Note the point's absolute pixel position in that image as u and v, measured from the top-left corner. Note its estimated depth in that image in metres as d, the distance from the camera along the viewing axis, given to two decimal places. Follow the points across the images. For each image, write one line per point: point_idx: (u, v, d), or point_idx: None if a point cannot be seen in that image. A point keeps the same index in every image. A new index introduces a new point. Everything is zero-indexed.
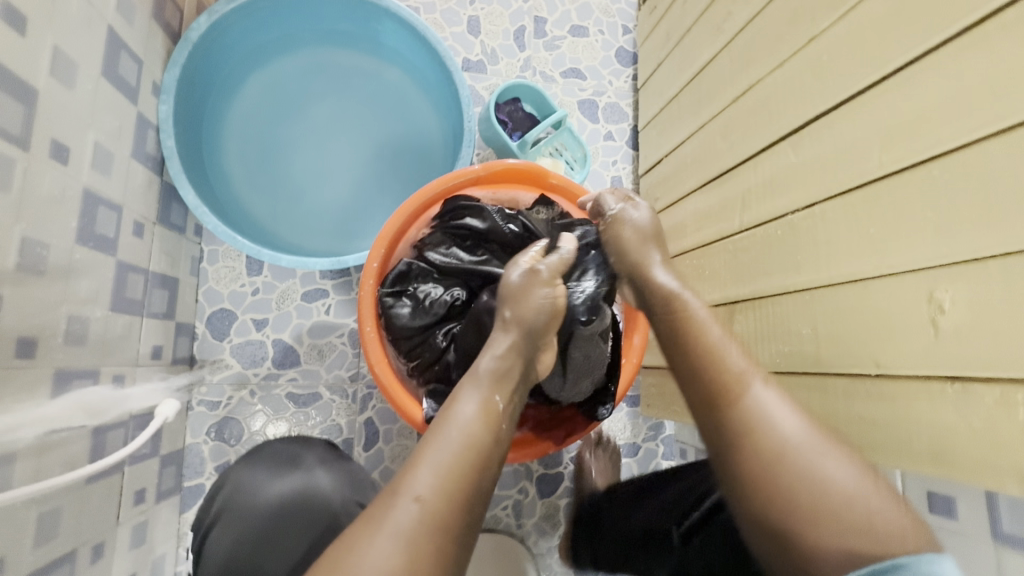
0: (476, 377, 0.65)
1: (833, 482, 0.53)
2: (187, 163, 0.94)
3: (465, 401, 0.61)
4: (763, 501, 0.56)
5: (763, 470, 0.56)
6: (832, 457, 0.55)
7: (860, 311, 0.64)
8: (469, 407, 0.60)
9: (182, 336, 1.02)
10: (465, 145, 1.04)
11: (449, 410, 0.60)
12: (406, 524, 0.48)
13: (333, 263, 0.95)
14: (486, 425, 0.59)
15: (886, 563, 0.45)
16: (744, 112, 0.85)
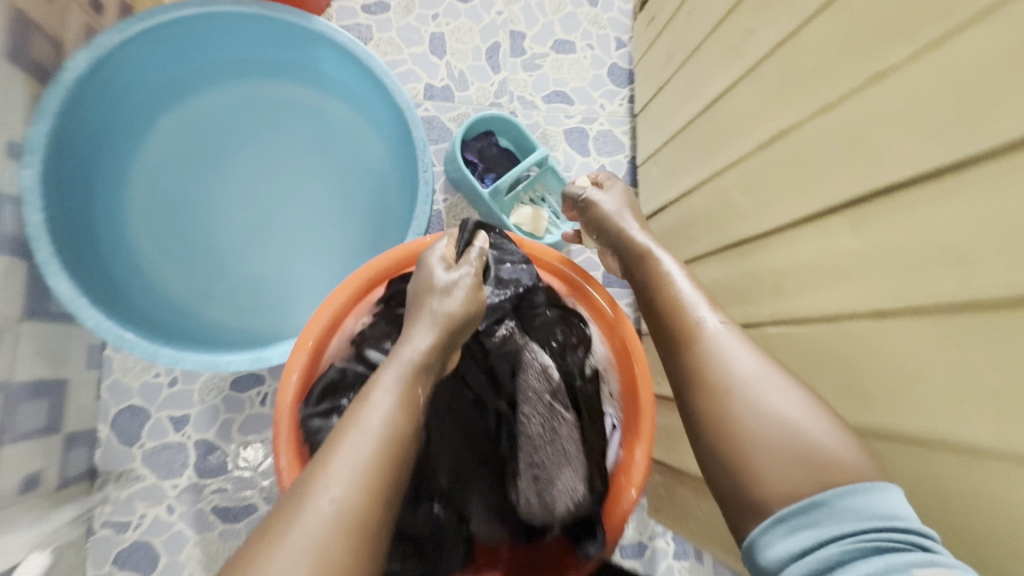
0: (391, 363, 0.51)
1: (784, 415, 0.45)
2: (64, 240, 0.75)
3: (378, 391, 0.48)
4: (726, 470, 0.46)
5: (712, 408, 0.48)
6: (789, 390, 0.47)
7: (969, 497, 0.42)
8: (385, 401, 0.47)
9: (77, 448, 0.83)
10: (420, 200, 0.83)
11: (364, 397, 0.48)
12: (318, 530, 0.39)
13: (253, 361, 0.75)
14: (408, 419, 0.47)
15: (822, 497, 0.41)
16: (774, 164, 0.65)
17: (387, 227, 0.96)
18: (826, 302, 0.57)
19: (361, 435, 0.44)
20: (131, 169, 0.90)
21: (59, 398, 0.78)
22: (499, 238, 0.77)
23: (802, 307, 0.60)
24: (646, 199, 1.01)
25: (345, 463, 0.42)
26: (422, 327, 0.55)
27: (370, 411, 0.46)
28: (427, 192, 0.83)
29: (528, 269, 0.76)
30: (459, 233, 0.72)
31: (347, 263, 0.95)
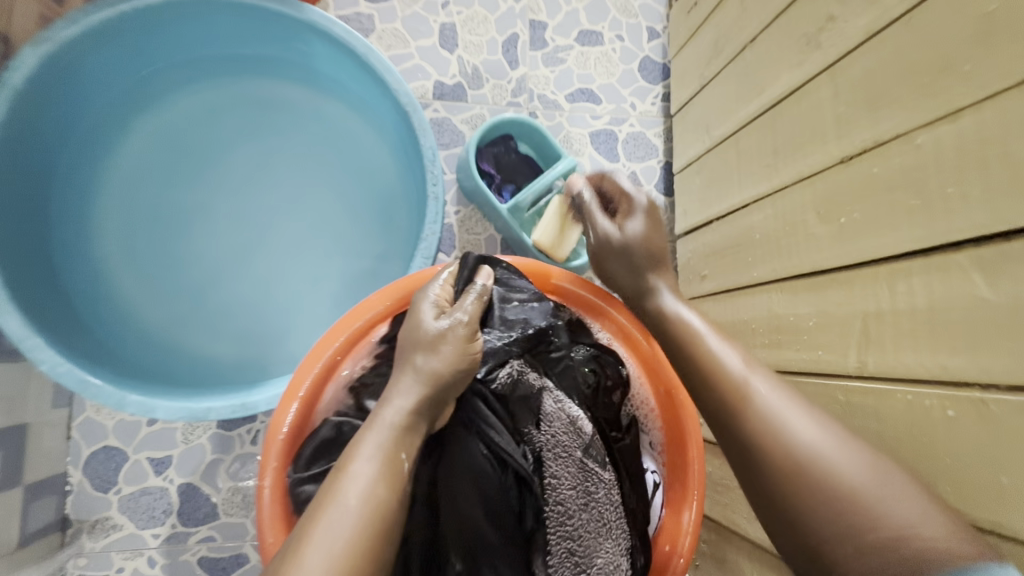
0: (372, 426, 0.47)
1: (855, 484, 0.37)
2: (19, 270, 0.65)
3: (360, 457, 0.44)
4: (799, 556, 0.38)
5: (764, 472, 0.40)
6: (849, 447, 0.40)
7: None
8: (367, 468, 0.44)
9: (45, 497, 0.73)
10: (429, 219, 0.72)
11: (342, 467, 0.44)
12: None
13: (235, 408, 0.65)
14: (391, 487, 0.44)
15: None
16: (864, 184, 0.53)
17: (393, 245, 0.86)
18: (939, 363, 0.45)
19: (344, 509, 0.41)
20: (103, 181, 0.80)
21: (18, 446, 0.69)
22: (507, 273, 0.67)
23: (902, 365, 0.48)
24: (684, 213, 0.89)
25: (339, 516, 0.41)
26: (404, 385, 0.50)
27: (353, 478, 0.43)
28: (437, 210, 0.72)
29: (538, 307, 0.66)
30: (457, 269, 0.65)
31: (348, 285, 0.85)
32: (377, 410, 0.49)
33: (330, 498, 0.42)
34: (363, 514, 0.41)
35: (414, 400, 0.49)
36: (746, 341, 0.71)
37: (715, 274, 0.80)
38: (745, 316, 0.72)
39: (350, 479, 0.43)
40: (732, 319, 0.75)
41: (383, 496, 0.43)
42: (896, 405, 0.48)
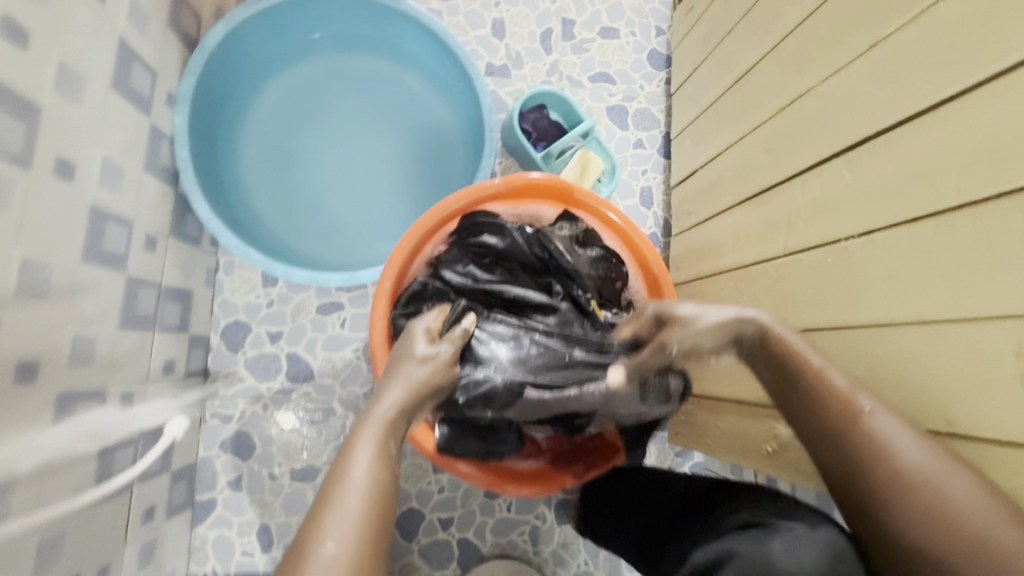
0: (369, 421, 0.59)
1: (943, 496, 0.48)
2: (202, 176, 0.92)
3: (360, 447, 0.55)
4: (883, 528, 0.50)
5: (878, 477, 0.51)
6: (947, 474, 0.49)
7: (927, 358, 0.57)
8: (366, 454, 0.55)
9: (197, 349, 1.01)
10: (486, 156, 0.98)
11: (341, 467, 0.53)
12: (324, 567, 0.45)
13: (346, 278, 0.93)
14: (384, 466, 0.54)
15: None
16: (792, 124, 0.78)
17: (452, 184, 1.12)
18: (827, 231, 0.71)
19: (352, 483, 0.51)
20: (243, 124, 1.07)
21: (187, 304, 0.96)
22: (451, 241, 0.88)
23: (809, 239, 0.74)
24: (679, 168, 1.14)
25: (350, 490, 0.51)
26: (394, 386, 0.64)
27: (356, 461, 0.53)
28: (492, 149, 0.98)
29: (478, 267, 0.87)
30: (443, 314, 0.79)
31: (417, 212, 1.11)
32: (370, 409, 0.61)
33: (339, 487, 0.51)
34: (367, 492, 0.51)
35: (403, 399, 0.62)
36: (716, 253, 0.96)
37: (699, 210, 1.05)
38: (717, 235, 0.97)
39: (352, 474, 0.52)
40: (708, 240, 1.00)
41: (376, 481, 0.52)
42: (807, 264, 0.74)
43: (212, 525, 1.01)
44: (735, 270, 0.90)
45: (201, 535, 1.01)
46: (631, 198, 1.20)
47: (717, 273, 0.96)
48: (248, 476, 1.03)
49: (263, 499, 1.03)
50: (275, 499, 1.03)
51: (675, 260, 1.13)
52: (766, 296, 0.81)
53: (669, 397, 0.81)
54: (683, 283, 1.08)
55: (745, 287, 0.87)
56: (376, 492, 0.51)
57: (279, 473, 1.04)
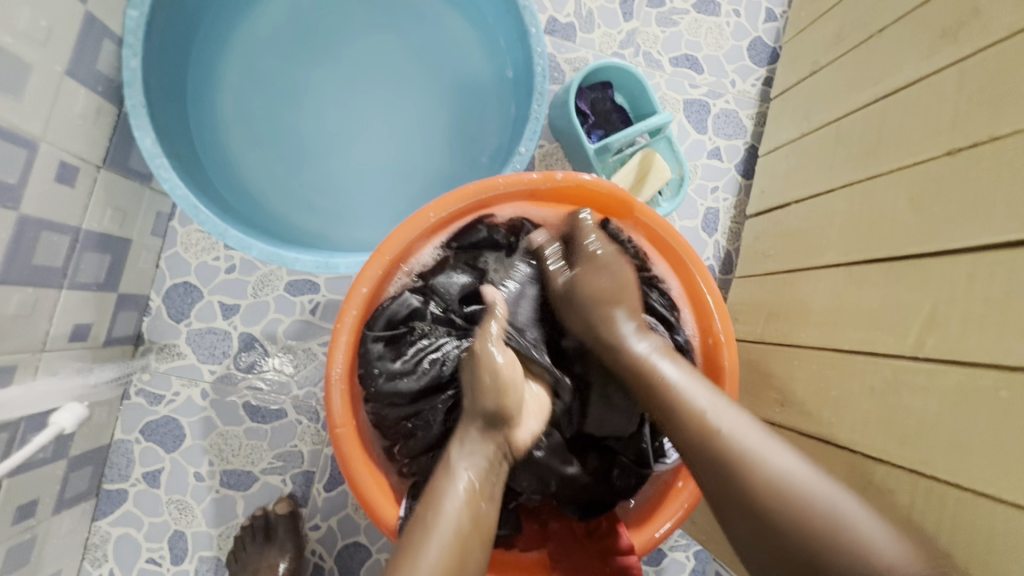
0: (450, 462, 0.58)
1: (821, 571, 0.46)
2: (154, 96, 0.71)
3: (455, 476, 0.56)
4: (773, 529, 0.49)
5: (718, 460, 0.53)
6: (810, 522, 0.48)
7: None
8: (456, 497, 0.55)
9: (128, 311, 0.81)
10: (526, 137, 0.74)
11: (433, 492, 0.56)
12: None
13: (319, 263, 0.70)
14: (470, 517, 0.54)
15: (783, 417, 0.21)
16: (974, 174, 0.55)
17: (480, 163, 0.88)
18: (1004, 350, 0.49)
19: (439, 533, 0.52)
20: (230, 41, 0.85)
21: (121, 255, 0.77)
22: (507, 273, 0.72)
23: (964, 347, 0.53)
24: (761, 193, 0.91)
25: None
26: (463, 464, 0.57)
27: (450, 502, 0.54)
28: (535, 129, 0.74)
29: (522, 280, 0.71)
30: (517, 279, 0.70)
31: (428, 188, 0.88)
32: (426, 513, 0.54)
33: (432, 517, 0.53)
34: (460, 528, 0.53)
35: (467, 492, 0.55)
36: (799, 319, 0.74)
37: (781, 255, 0.82)
38: (804, 297, 0.75)
39: (438, 513, 0.54)
40: (790, 296, 0.78)
41: (467, 517, 0.54)
42: (947, 384, 0.53)
43: (116, 521, 0.84)
44: (831, 354, 0.67)
45: (101, 531, 0.84)
46: (692, 219, 0.96)
47: (797, 347, 0.73)
48: (169, 470, 0.85)
49: (183, 501, 0.85)
50: (197, 504, 0.85)
51: (732, 306, 0.91)
52: (871, 413, 0.60)
53: (683, 511, 0.63)
54: (740, 339, 0.87)
55: (834, 382, 0.66)
56: (463, 536, 0.53)
57: (208, 474, 0.86)
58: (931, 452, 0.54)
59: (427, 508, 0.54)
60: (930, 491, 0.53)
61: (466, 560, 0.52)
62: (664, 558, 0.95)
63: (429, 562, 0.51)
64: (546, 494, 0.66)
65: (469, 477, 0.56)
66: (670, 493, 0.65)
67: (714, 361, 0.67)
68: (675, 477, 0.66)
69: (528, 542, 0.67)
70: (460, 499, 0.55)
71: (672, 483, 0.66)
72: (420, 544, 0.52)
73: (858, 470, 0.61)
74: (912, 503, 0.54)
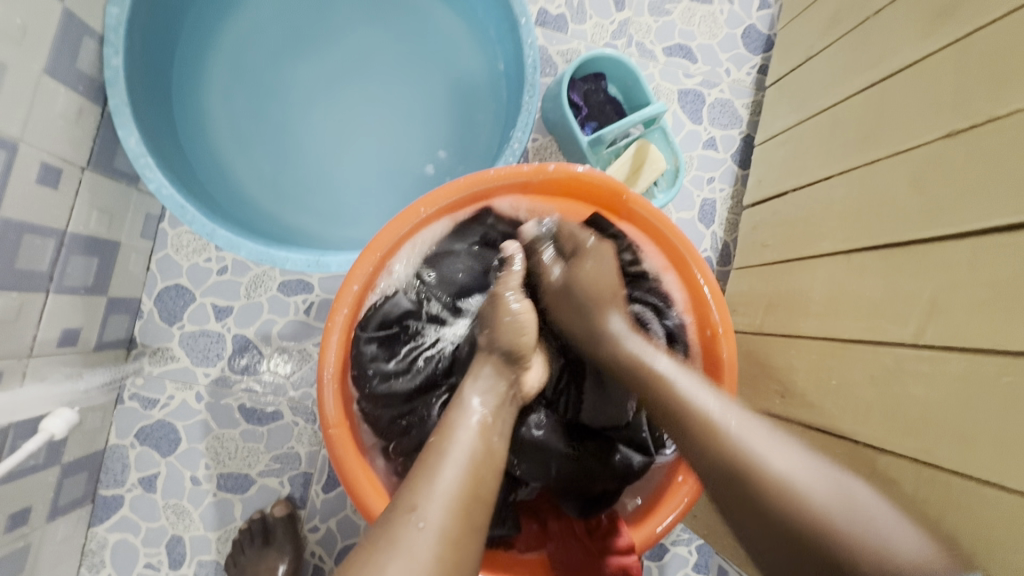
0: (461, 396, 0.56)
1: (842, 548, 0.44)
2: (137, 94, 0.70)
3: (465, 406, 0.54)
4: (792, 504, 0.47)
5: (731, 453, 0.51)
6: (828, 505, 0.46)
7: None
8: (468, 428, 0.53)
9: (119, 315, 0.80)
10: (518, 129, 0.72)
11: (445, 421, 0.53)
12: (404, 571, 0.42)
13: (310, 262, 0.69)
14: (482, 441, 0.52)
15: None
16: (974, 155, 0.54)
17: (472, 158, 0.87)
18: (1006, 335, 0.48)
19: (454, 457, 0.50)
20: (215, 39, 0.84)
21: (109, 257, 0.76)
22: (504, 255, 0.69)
23: (965, 332, 0.52)
24: (758, 183, 0.90)
25: (433, 498, 0.47)
26: (474, 394, 0.56)
27: (465, 429, 0.52)
28: (527, 121, 0.72)
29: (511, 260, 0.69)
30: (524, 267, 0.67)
31: (420, 184, 0.87)
32: (440, 441, 0.51)
33: (445, 443, 0.51)
34: (475, 451, 0.51)
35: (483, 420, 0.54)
36: (798, 309, 0.73)
37: (779, 245, 0.81)
38: (802, 286, 0.74)
39: (452, 440, 0.51)
40: (788, 286, 0.77)
41: (481, 447, 0.51)
42: (948, 372, 0.52)
43: (113, 527, 0.83)
44: (831, 343, 0.66)
45: (97, 538, 0.83)
46: (689, 211, 0.95)
47: (796, 337, 0.73)
48: (165, 475, 0.84)
49: (180, 506, 0.84)
50: (194, 508, 0.85)
51: (731, 298, 0.90)
52: (873, 403, 0.59)
53: (685, 505, 0.63)
54: (740, 330, 0.86)
55: (836, 371, 0.65)
56: (478, 461, 0.50)
57: (204, 478, 0.85)
58: (933, 442, 0.53)
59: (440, 436, 0.52)
60: (933, 481, 0.52)
61: (483, 486, 0.49)
62: (668, 554, 0.94)
63: (447, 482, 0.48)
64: (546, 482, 0.64)
65: (482, 411, 0.54)
66: (671, 489, 0.64)
67: (713, 354, 0.66)
68: (674, 472, 0.66)
69: (528, 540, 0.66)
70: (472, 429, 0.52)
71: (672, 478, 0.65)
72: (437, 466, 0.49)
73: (858, 460, 0.60)
74: (916, 493, 0.54)
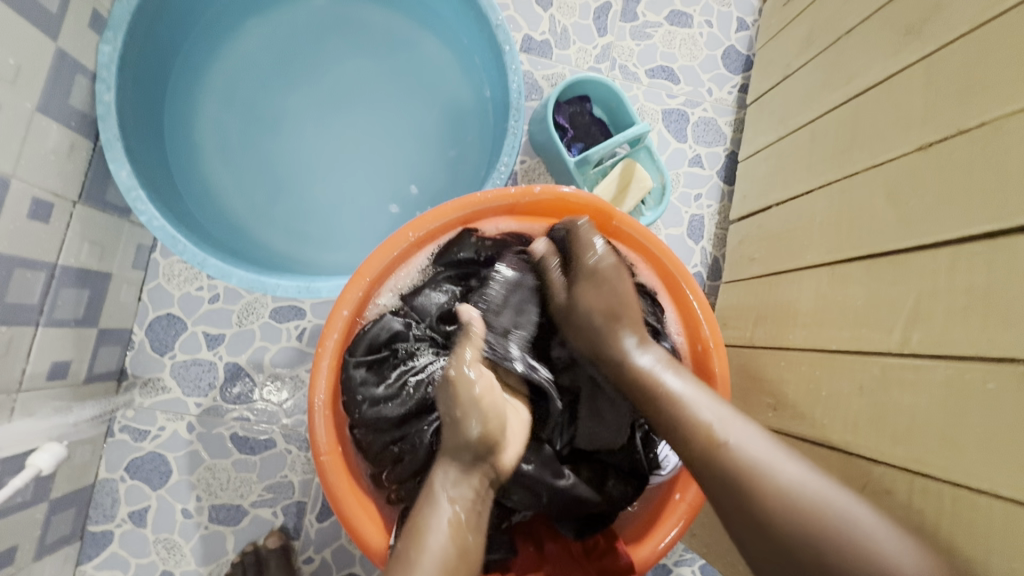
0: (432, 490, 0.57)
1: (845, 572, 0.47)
2: (129, 128, 0.71)
3: (435, 501, 0.55)
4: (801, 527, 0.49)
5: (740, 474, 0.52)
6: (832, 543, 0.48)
7: None
8: (439, 526, 0.54)
9: (110, 346, 0.80)
10: (505, 153, 0.74)
11: (417, 519, 0.55)
12: None
13: (300, 288, 0.69)
14: (452, 541, 0.53)
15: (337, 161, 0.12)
16: (948, 167, 0.56)
17: (461, 181, 0.88)
18: (990, 342, 0.49)
19: (425, 562, 0.51)
20: (208, 72, 0.85)
21: (100, 289, 0.76)
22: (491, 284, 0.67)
23: (950, 340, 0.52)
24: (743, 198, 0.91)
25: None
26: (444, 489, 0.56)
27: (435, 529, 0.54)
28: (513, 145, 0.74)
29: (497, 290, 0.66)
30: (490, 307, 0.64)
31: (410, 208, 0.88)
32: (416, 543, 0.53)
33: (423, 536, 0.53)
34: (447, 552, 0.53)
35: (454, 515, 0.55)
36: (786, 321, 0.74)
37: (766, 258, 0.82)
38: (789, 299, 0.74)
39: (423, 543, 0.53)
40: (777, 299, 0.77)
41: (454, 549, 0.53)
42: (936, 380, 0.52)
43: (102, 565, 0.81)
44: (820, 355, 0.67)
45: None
46: (677, 227, 0.96)
47: (786, 349, 0.73)
48: (156, 508, 0.83)
49: (171, 540, 0.83)
50: (186, 542, 0.83)
51: (722, 312, 0.91)
52: (864, 414, 0.59)
53: (684, 522, 0.62)
54: (732, 343, 0.86)
55: (827, 381, 0.65)
56: (450, 564, 0.52)
57: (196, 510, 0.83)
58: (926, 452, 0.53)
59: (411, 541, 0.53)
60: (927, 491, 0.52)
61: None
62: (671, 574, 0.92)
63: None
64: (538, 509, 0.63)
65: (454, 507, 0.56)
66: (668, 507, 0.63)
67: (705, 369, 0.66)
68: (672, 489, 0.65)
69: (525, 566, 0.64)
70: (443, 531, 0.54)
71: (669, 496, 0.64)
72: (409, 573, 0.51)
73: (854, 473, 0.60)
74: (912, 504, 0.53)
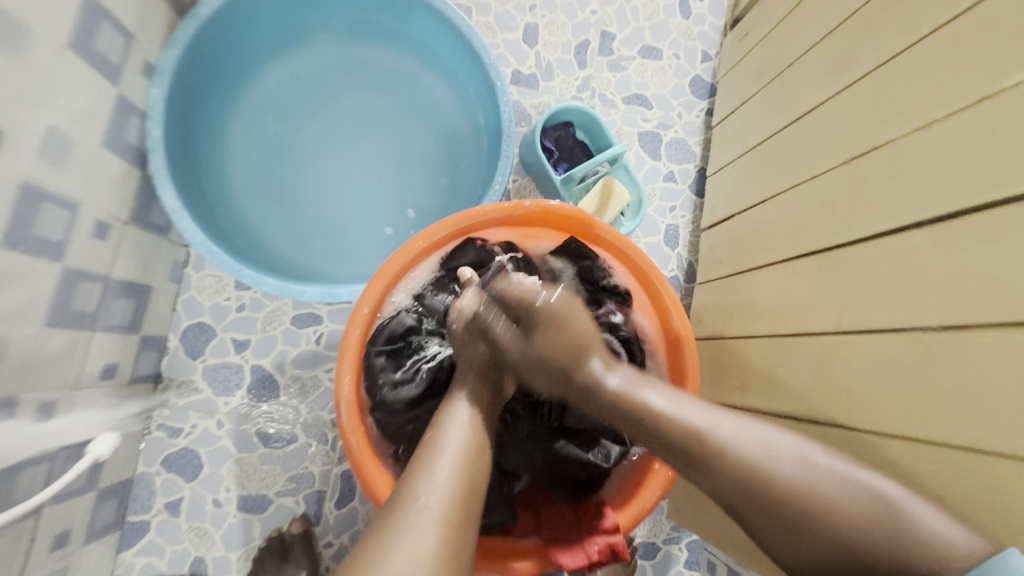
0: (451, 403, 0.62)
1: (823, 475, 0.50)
2: (172, 158, 0.82)
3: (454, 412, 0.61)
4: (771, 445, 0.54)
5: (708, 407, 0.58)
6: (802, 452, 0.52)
7: None
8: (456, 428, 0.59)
9: (149, 351, 0.90)
10: (499, 173, 0.85)
11: (438, 426, 0.59)
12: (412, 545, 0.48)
13: (324, 293, 0.80)
14: (473, 441, 0.58)
15: None
16: (867, 178, 0.67)
17: (460, 199, 0.99)
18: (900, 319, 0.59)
19: (445, 454, 0.56)
20: (234, 107, 0.96)
21: (143, 300, 0.85)
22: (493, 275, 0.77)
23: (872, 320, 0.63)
24: (712, 209, 1.03)
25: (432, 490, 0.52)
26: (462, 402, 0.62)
27: (453, 429, 0.58)
28: (506, 166, 0.85)
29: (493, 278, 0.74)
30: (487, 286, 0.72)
31: (415, 223, 0.98)
32: (435, 442, 0.57)
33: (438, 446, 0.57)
34: (465, 448, 0.57)
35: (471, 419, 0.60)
36: (748, 314, 0.85)
37: (732, 260, 0.93)
38: (750, 295, 0.85)
39: (444, 441, 0.57)
40: (740, 296, 0.88)
41: (472, 448, 0.57)
42: (863, 354, 0.63)
43: (141, 552, 0.89)
44: (774, 340, 0.77)
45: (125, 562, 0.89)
46: (655, 236, 1.07)
47: (748, 338, 0.83)
48: (189, 499, 0.91)
49: (203, 527, 0.91)
50: (216, 530, 0.91)
51: (696, 311, 1.02)
52: (810, 387, 0.70)
53: (661, 486, 0.71)
54: (705, 338, 0.97)
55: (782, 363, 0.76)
56: (469, 457, 0.56)
57: (226, 500, 0.92)
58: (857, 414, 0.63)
59: (432, 441, 0.58)
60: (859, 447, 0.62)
61: (476, 474, 0.55)
62: (660, 552, 1.01)
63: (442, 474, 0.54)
64: (533, 474, 0.75)
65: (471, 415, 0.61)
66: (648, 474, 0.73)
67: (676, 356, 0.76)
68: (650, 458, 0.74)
69: (523, 530, 0.73)
70: (462, 429, 0.59)
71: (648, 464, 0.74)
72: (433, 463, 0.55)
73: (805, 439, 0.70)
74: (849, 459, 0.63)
